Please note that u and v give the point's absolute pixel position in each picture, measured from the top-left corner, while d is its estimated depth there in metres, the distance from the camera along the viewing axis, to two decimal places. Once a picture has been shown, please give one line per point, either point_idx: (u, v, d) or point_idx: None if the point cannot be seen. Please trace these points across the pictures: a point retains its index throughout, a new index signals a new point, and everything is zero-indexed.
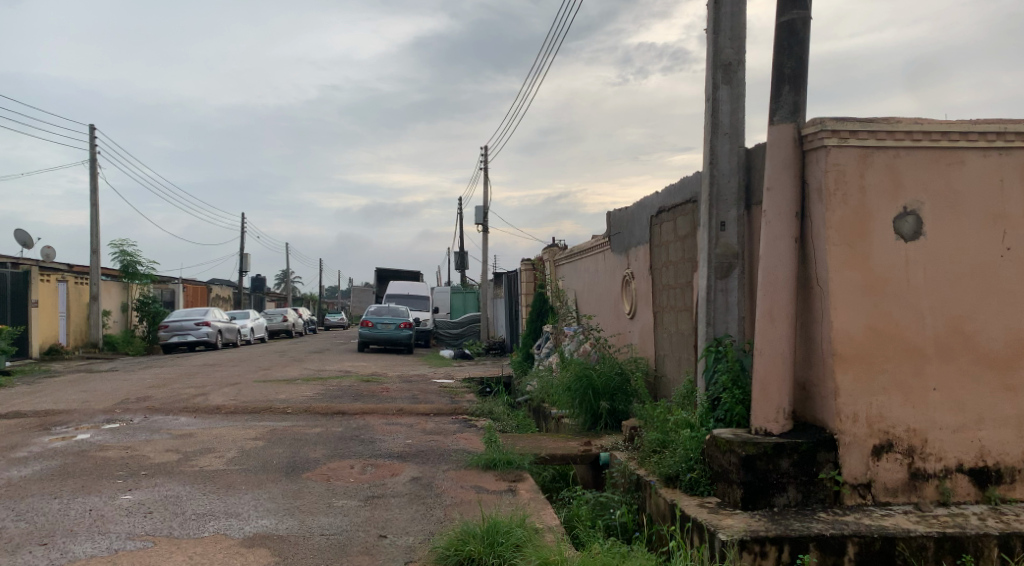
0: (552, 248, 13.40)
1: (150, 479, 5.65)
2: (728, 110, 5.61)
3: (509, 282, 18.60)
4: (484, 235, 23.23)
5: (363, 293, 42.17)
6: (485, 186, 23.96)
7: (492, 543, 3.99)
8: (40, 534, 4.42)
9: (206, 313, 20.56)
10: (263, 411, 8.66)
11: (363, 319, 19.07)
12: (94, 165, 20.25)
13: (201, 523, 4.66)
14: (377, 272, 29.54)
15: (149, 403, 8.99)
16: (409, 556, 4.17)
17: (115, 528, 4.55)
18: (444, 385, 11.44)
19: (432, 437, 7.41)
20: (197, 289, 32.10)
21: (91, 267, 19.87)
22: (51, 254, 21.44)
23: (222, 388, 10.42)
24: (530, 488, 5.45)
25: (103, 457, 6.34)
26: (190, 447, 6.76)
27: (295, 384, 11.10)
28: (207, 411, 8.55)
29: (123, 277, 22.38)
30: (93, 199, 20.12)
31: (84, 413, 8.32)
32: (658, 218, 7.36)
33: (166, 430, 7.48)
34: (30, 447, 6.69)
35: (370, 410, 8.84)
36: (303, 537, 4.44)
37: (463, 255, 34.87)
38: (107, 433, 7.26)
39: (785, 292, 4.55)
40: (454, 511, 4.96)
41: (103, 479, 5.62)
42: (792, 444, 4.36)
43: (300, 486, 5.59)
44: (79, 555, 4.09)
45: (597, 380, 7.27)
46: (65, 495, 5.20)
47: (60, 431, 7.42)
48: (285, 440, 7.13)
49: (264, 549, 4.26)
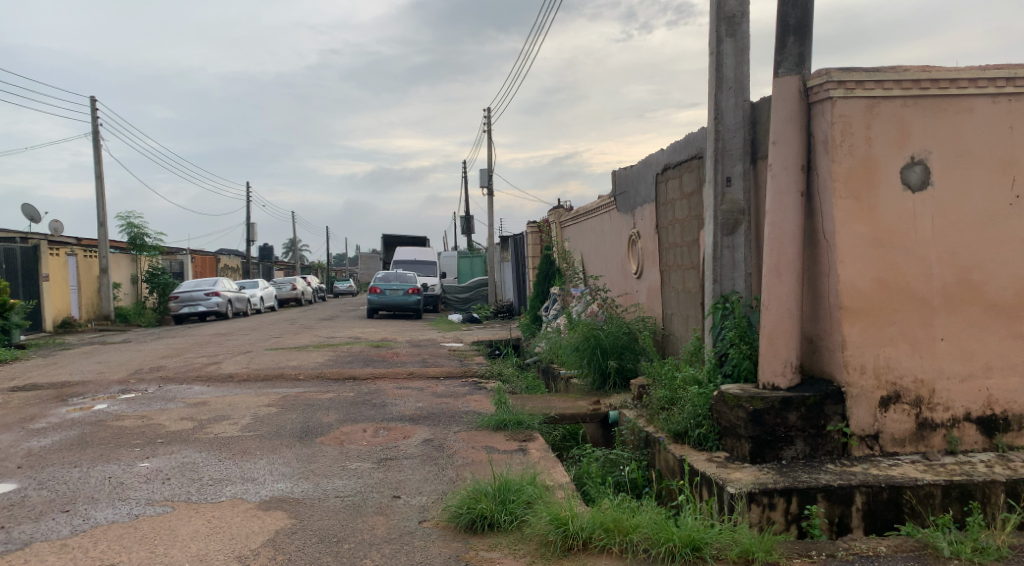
0: (557, 210, 13.33)
1: (167, 447, 5.76)
2: (733, 63, 5.52)
3: (516, 246, 18.49)
4: (490, 199, 23.04)
5: (370, 261, 42.28)
6: (490, 148, 23.68)
7: (503, 501, 4.08)
8: (62, 501, 4.53)
9: (215, 284, 20.65)
10: (275, 378, 8.76)
11: (372, 286, 19.11)
12: (97, 137, 20.14)
13: (219, 489, 4.75)
14: (384, 239, 29.62)
15: (162, 373, 9.10)
16: (423, 515, 4.26)
17: (134, 494, 4.65)
18: (453, 349, 11.51)
19: (442, 399, 7.50)
20: (205, 259, 32.14)
21: (100, 241, 19.93)
22: (59, 227, 21.49)
23: (233, 357, 10.52)
24: (541, 447, 5.52)
25: (120, 426, 6.45)
26: (204, 414, 6.86)
27: (306, 351, 11.22)
28: (219, 379, 8.67)
29: (132, 249, 22.53)
30: (98, 172, 20.06)
31: (99, 384, 8.44)
32: (664, 176, 7.30)
33: (181, 399, 7.59)
34: (48, 418, 6.80)
35: (381, 374, 8.94)
36: (319, 499, 4.52)
37: (468, 220, 34.60)
38: (122, 403, 7.37)
39: (792, 246, 4.53)
40: (466, 471, 5.04)
41: (121, 448, 5.72)
42: (799, 398, 4.38)
43: (314, 450, 5.68)
44: (101, 520, 4.20)
45: (605, 339, 7.29)
46: (84, 463, 5.31)
47: (77, 401, 7.54)
48: (298, 406, 7.22)
49: (280, 511, 4.35)
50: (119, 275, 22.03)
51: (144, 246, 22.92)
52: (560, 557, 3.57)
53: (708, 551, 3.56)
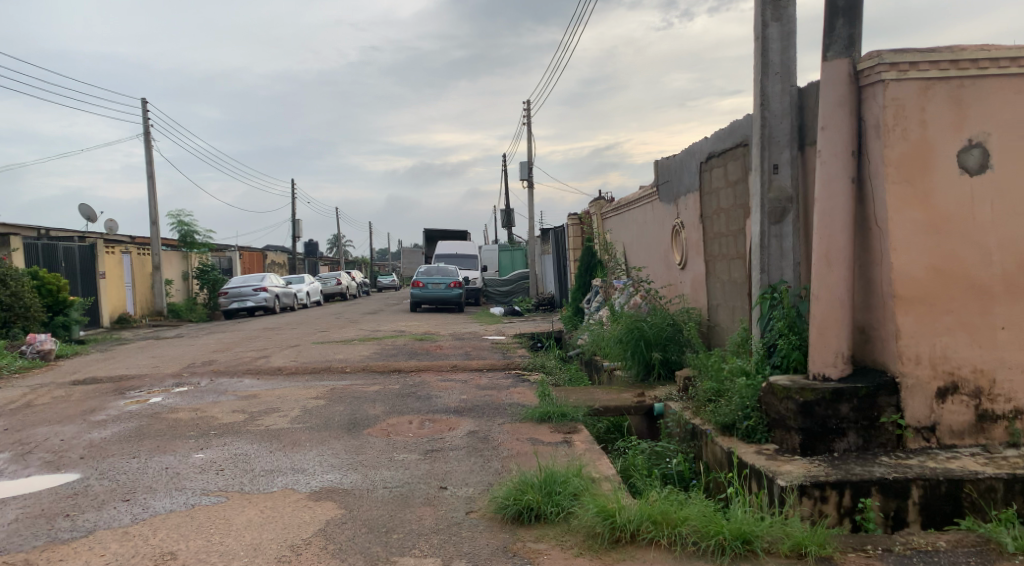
0: (598, 201, 13.24)
1: (220, 438, 5.91)
2: (779, 48, 5.40)
3: (557, 238, 18.40)
4: (530, 191, 22.97)
5: (413, 255, 42.66)
6: (530, 140, 23.58)
7: (549, 493, 4.09)
8: (123, 491, 4.68)
9: (263, 280, 21.09)
10: (322, 371, 8.92)
11: (414, 280, 19.28)
12: (149, 138, 20.73)
13: (271, 479, 4.87)
14: (426, 233, 29.83)
15: (213, 367, 9.35)
16: (470, 506, 4.29)
17: (190, 484, 4.79)
18: (495, 341, 11.54)
19: (486, 392, 7.54)
20: (253, 256, 32.93)
21: (153, 239, 20.55)
22: (114, 226, 22.21)
23: (281, 351, 10.74)
24: (585, 439, 5.50)
25: (175, 418, 6.64)
26: (255, 407, 7.03)
27: (351, 344, 11.40)
28: (269, 372, 8.87)
29: (183, 246, 23.19)
30: (149, 171, 20.61)
31: (155, 378, 8.71)
32: (708, 164, 7.19)
33: (232, 392, 7.79)
34: (108, 410, 7.05)
35: (425, 367, 9.03)
36: (368, 490, 4.59)
37: (509, 212, 34.64)
38: (177, 397, 7.59)
39: (842, 235, 4.42)
40: (511, 462, 5.06)
41: (176, 440, 5.90)
42: (851, 389, 4.29)
43: (362, 441, 5.77)
44: (159, 510, 4.33)
45: (649, 331, 7.23)
46: (142, 455, 5.49)
47: (134, 395, 7.79)
48: (345, 398, 7.34)
49: (330, 502, 4.43)
50: (171, 271, 22.68)
51: (193, 244, 23.52)
52: (607, 550, 3.57)
53: (759, 544, 3.52)
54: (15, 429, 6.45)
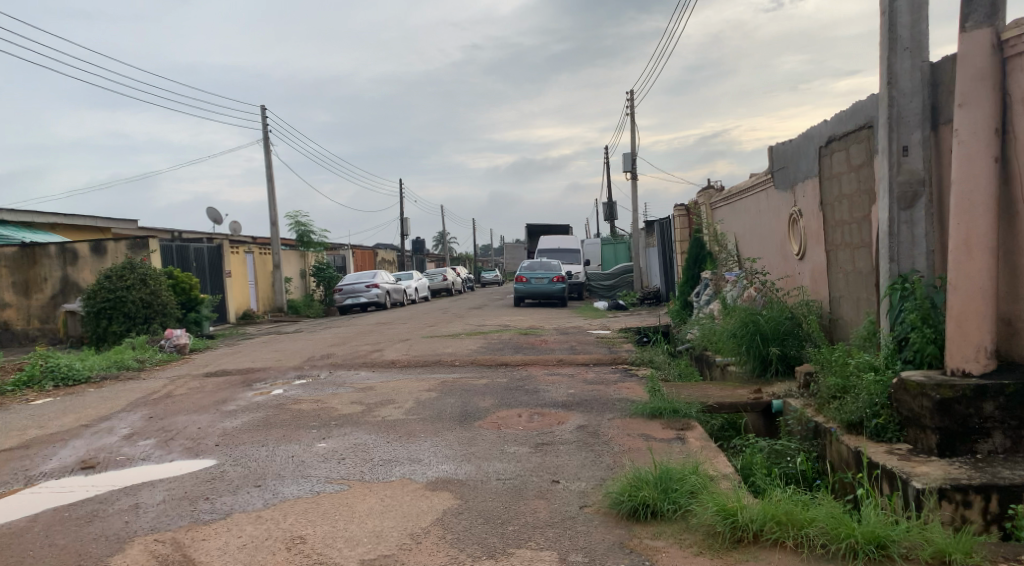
0: (707, 191, 12.86)
1: (340, 428, 6.17)
2: (908, 22, 5.06)
3: (662, 230, 18.02)
4: (634, 183, 22.60)
5: (516, 250, 43.03)
6: (634, 131, 23.20)
7: (665, 489, 4.01)
8: (254, 477, 4.97)
9: (374, 276, 21.87)
10: (432, 364, 9.15)
11: (518, 275, 19.42)
12: (268, 143, 21.91)
13: (389, 469, 5.03)
14: (528, 228, 29.98)
15: (331, 360, 9.79)
16: (584, 500, 4.27)
17: (315, 472, 5.02)
18: (601, 336, 11.45)
19: (594, 386, 7.50)
20: (364, 254, 34.20)
21: (273, 239, 21.73)
22: (238, 228, 23.66)
23: (393, 344, 11.10)
24: (700, 436, 5.36)
25: (298, 409, 6.99)
26: (371, 399, 7.29)
27: (459, 338, 11.62)
28: (383, 365, 9.18)
29: (300, 246, 24.40)
30: (269, 176, 21.79)
31: (278, 370, 9.21)
32: (828, 149, 6.83)
33: (349, 384, 8.12)
34: (238, 401, 7.52)
35: (532, 361, 9.08)
36: (481, 482, 4.66)
37: (612, 205, 34.25)
38: (299, 388, 7.99)
39: (984, 219, 4.08)
40: (624, 458, 5.00)
41: (300, 429, 6.21)
42: (996, 386, 3.96)
43: (473, 434, 5.87)
44: (288, 495, 4.57)
45: (765, 325, 6.95)
46: (270, 443, 5.81)
47: (260, 386, 8.27)
48: (455, 391, 7.49)
49: (446, 492, 4.53)
50: (291, 270, 23.90)
51: (310, 243, 24.70)
52: (729, 550, 3.46)
53: (894, 549, 3.30)
54: (158, 417, 6.99)
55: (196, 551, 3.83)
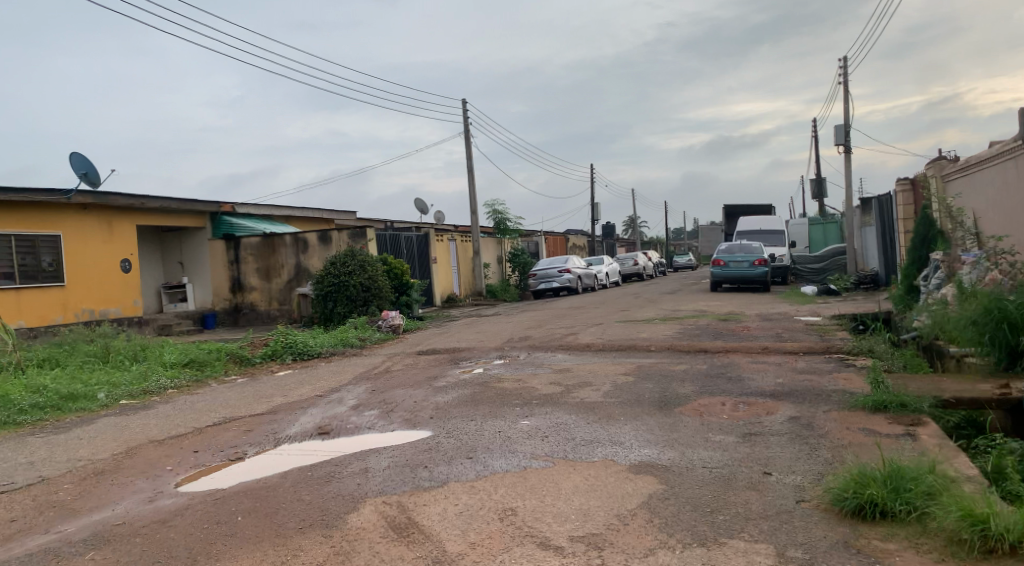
0: (937, 162, 11.52)
1: (542, 408, 6.36)
2: None
3: (881, 209, 16.41)
4: (847, 158, 20.79)
5: (711, 233, 41.50)
6: (847, 101, 21.31)
7: (896, 489, 3.67)
8: (466, 449, 5.28)
9: (567, 261, 22.20)
10: (629, 348, 9.12)
11: (715, 259, 18.71)
12: (468, 134, 22.97)
13: (592, 449, 5.10)
14: (726, 210, 28.76)
15: (530, 342, 10.10)
16: (800, 494, 4.04)
17: (521, 448, 5.22)
18: (809, 323, 10.72)
19: (804, 376, 7.05)
20: (557, 239, 34.81)
21: (473, 226, 22.81)
22: (440, 216, 25.12)
23: (589, 328, 11.21)
24: (934, 433, 4.85)
25: (501, 387, 7.31)
26: (570, 380, 7.43)
27: (655, 323, 11.47)
28: (580, 348, 9.31)
29: (498, 232, 25.41)
30: (468, 166, 22.86)
31: (481, 351, 9.68)
32: None
33: (548, 366, 8.33)
34: (446, 378, 8.01)
35: (733, 348, 8.73)
36: (687, 468, 4.58)
37: (819, 183, 31.82)
38: (501, 368, 8.35)
39: None
40: (844, 453, 4.66)
41: (505, 407, 6.48)
42: None
43: (675, 419, 5.77)
44: (497, 469, 4.79)
45: (1015, 312, 6.10)
46: (478, 418, 6.13)
47: (465, 365, 8.74)
48: (654, 376, 7.41)
49: (651, 476, 4.50)
50: (489, 255, 24.96)
51: (506, 229, 25.62)
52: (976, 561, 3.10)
53: None
54: (379, 390, 7.65)
55: (419, 514, 4.14)
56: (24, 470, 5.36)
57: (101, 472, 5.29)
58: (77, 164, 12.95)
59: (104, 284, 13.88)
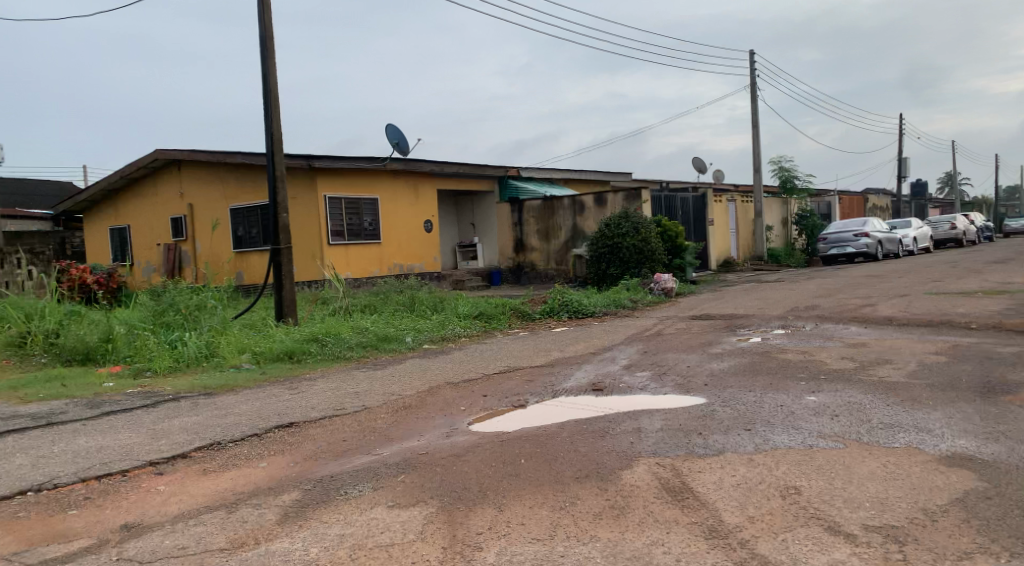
0: None
1: (831, 383, 5.84)
2: None
3: None
4: None
5: None
6: None
7: None
8: (744, 420, 5.05)
9: (865, 224, 19.97)
10: (941, 324, 7.96)
11: None
12: (755, 88, 21.57)
13: (892, 434, 4.56)
14: None
15: (817, 312, 9.31)
16: None
17: (806, 424, 4.86)
18: None
19: None
20: (853, 200, 31.45)
21: (756, 186, 21.53)
22: (720, 176, 24.10)
23: (890, 299, 10.00)
24: None
25: (784, 358, 6.85)
26: (865, 356, 6.71)
27: (977, 297, 9.84)
28: (878, 322, 8.35)
29: (783, 193, 23.82)
30: (754, 122, 21.51)
31: (762, 318, 9.16)
32: None
33: (839, 339, 7.61)
34: (723, 345, 7.74)
35: None
36: (1017, 467, 3.88)
37: None
38: (784, 338, 7.82)
39: None
40: None
41: (788, 379, 6.07)
42: None
43: (1002, 410, 4.92)
44: (779, 444, 4.52)
45: None
46: (757, 389, 5.83)
47: (743, 333, 8.35)
48: (974, 358, 6.38)
49: (968, 470, 3.90)
50: (773, 218, 23.41)
51: (793, 189, 23.80)
52: None
53: None
54: (653, 352, 7.65)
55: (693, 480, 4.07)
56: (351, 398, 6.32)
57: (409, 406, 6.04)
58: (390, 136, 14.68)
59: (410, 242, 15.68)
